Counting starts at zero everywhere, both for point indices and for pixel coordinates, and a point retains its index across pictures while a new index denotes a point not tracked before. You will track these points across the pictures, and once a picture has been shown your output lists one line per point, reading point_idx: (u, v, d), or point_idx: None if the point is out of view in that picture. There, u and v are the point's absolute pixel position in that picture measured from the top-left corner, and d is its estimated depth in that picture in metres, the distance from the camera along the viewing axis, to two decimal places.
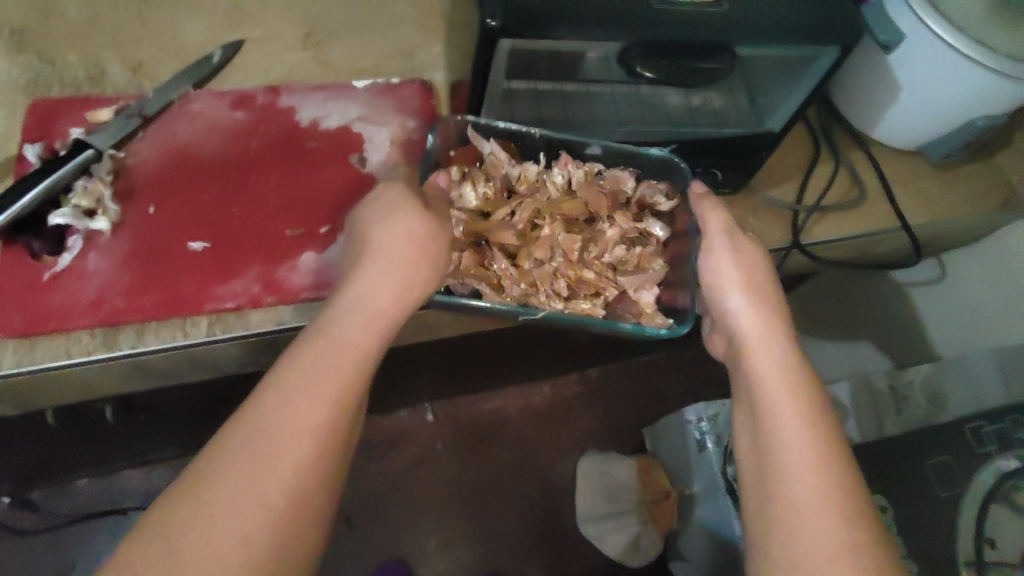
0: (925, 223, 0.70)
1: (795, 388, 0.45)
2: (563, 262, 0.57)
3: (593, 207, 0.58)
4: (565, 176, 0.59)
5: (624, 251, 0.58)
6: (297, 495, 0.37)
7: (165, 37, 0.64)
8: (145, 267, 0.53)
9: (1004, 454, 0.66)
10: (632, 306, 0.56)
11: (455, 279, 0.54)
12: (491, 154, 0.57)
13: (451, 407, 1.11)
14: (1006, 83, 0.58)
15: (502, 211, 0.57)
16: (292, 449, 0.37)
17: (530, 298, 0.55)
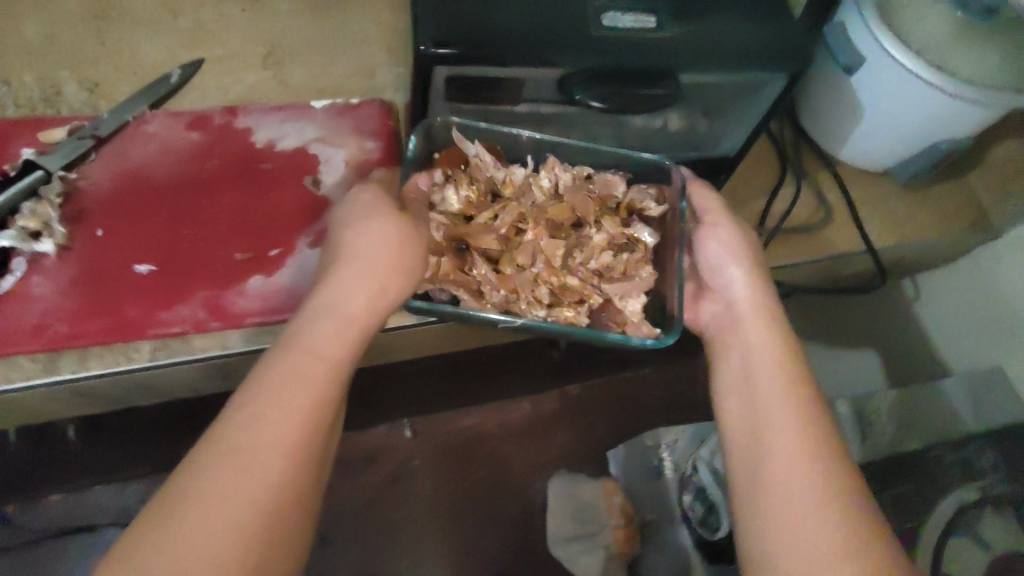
0: (891, 245, 0.68)
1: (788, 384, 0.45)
2: (545, 268, 0.51)
3: (580, 211, 0.53)
4: (552, 180, 0.54)
5: (610, 257, 0.53)
6: (283, 497, 0.36)
7: (123, 56, 0.63)
8: (91, 291, 0.53)
9: (968, 484, 0.66)
10: (617, 314, 0.51)
11: (434, 285, 0.50)
12: (476, 157, 0.53)
13: (429, 423, 1.04)
14: (962, 106, 0.58)
15: (484, 214, 0.52)
16: (269, 466, 0.36)
17: (510, 306, 0.50)
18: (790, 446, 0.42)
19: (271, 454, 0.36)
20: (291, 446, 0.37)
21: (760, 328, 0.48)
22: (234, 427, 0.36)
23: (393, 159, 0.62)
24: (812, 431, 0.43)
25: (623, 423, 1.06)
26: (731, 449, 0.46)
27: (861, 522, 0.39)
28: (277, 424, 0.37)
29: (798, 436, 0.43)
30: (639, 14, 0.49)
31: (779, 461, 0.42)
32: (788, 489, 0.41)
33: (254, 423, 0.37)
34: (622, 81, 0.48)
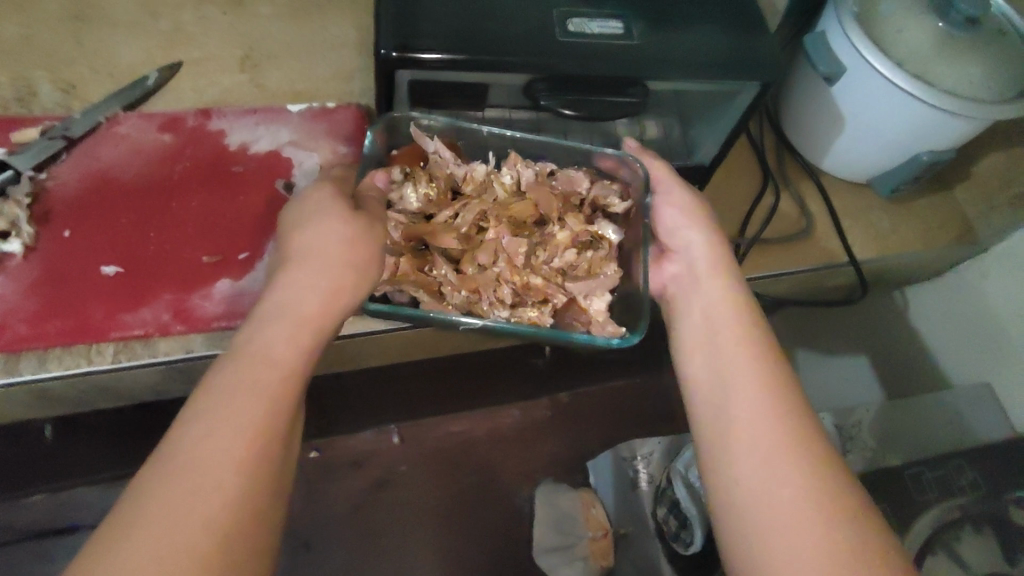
0: (874, 258, 0.67)
1: (755, 363, 0.44)
2: (506, 267, 0.50)
3: (543, 207, 0.52)
4: (514, 176, 0.53)
5: (575, 255, 0.52)
6: (243, 501, 0.34)
7: (100, 58, 0.63)
8: (54, 293, 0.53)
9: (945, 502, 0.64)
10: (582, 314, 0.49)
11: (392, 286, 0.48)
12: (436, 154, 0.52)
13: (417, 428, 1.04)
14: (943, 117, 0.57)
15: (445, 212, 0.51)
16: (219, 486, 0.34)
17: (472, 306, 0.49)
18: (758, 418, 0.41)
19: (227, 457, 0.34)
20: (248, 445, 0.35)
21: (720, 290, 0.48)
22: (188, 435, 0.35)
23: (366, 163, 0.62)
24: (776, 396, 0.42)
25: (613, 432, 1.06)
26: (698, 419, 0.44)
27: (845, 508, 0.37)
28: (231, 428, 0.35)
29: (766, 406, 0.42)
30: (607, 21, 0.48)
31: (748, 431, 0.41)
32: (759, 463, 0.40)
33: (208, 427, 0.35)
34: (590, 91, 0.48)
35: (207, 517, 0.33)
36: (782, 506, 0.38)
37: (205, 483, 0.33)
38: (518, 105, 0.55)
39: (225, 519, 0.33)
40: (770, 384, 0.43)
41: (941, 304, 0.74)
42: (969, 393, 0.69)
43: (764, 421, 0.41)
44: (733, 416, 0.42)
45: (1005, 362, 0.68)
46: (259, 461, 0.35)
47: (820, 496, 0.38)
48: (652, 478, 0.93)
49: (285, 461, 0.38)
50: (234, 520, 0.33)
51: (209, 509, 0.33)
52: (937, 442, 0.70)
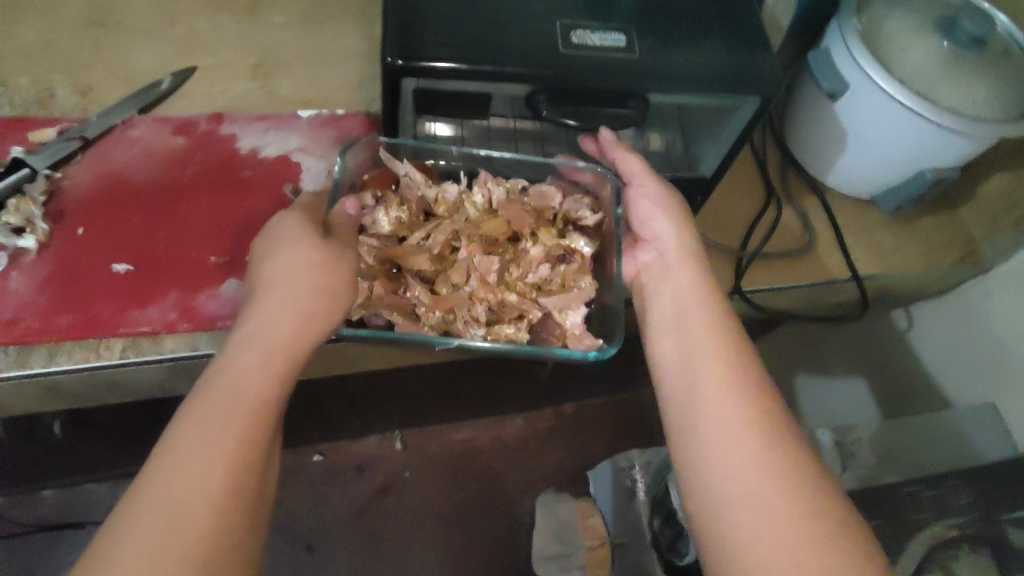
0: (877, 275, 0.66)
1: (724, 363, 0.44)
2: (479, 285, 0.50)
3: (515, 224, 0.53)
4: (485, 195, 0.54)
5: (548, 270, 0.52)
6: (227, 518, 0.35)
7: (118, 63, 0.65)
8: (65, 289, 0.54)
9: (943, 521, 0.64)
10: (557, 328, 0.49)
11: (368, 310, 0.48)
12: (406, 176, 0.54)
13: (421, 436, 1.07)
14: (948, 135, 0.57)
15: (416, 235, 0.52)
16: (193, 518, 0.34)
17: (448, 326, 0.49)
18: (725, 403, 0.42)
19: (209, 479, 0.36)
20: (230, 465, 0.37)
21: (688, 277, 0.50)
22: (172, 460, 0.36)
23: None
24: (740, 379, 0.44)
25: (616, 443, 1.07)
26: (667, 406, 0.45)
27: (817, 509, 0.38)
28: (213, 447, 0.37)
29: (732, 389, 0.43)
30: (608, 33, 0.49)
31: (716, 415, 0.42)
32: (727, 446, 0.41)
33: (188, 452, 0.36)
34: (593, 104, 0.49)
35: (193, 538, 0.34)
36: (752, 487, 0.39)
37: (190, 503, 0.35)
38: (518, 116, 0.56)
39: (208, 541, 0.34)
40: (735, 367, 0.44)
41: (947, 325, 0.73)
42: (967, 413, 0.68)
43: (731, 404, 0.42)
44: (701, 400, 0.43)
45: (1009, 384, 0.67)
46: (235, 488, 0.36)
47: (788, 477, 0.39)
48: (649, 489, 0.92)
49: (267, 476, 0.39)
50: (219, 539, 0.35)
51: (194, 533, 0.34)
52: (939, 463, 0.69)
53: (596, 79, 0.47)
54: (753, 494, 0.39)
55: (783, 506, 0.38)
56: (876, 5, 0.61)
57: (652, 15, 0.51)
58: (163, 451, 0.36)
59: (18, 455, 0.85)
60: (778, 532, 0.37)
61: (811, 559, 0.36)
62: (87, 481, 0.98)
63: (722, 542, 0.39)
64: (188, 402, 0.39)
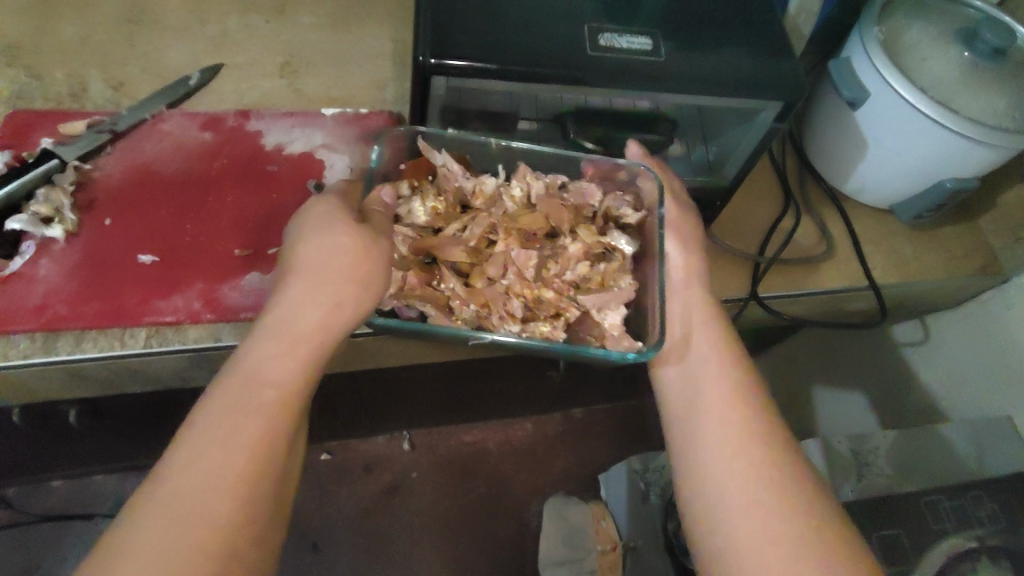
0: (894, 284, 0.66)
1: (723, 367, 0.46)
2: (516, 280, 0.50)
3: (554, 220, 0.53)
4: (524, 189, 0.54)
5: (587, 268, 0.51)
6: (245, 512, 0.35)
7: (149, 59, 0.66)
8: (92, 277, 0.55)
9: (962, 532, 0.64)
10: (594, 328, 0.49)
11: (400, 301, 0.48)
12: (443, 166, 0.53)
13: (430, 436, 1.08)
14: (970, 145, 0.57)
15: (452, 226, 0.52)
16: (215, 509, 0.35)
17: (482, 321, 0.49)
18: (725, 420, 0.44)
19: (229, 471, 0.36)
20: (250, 455, 0.37)
21: (691, 292, 0.51)
22: (190, 452, 0.36)
23: None
24: (740, 395, 0.45)
25: (622, 450, 1.09)
26: (670, 424, 0.46)
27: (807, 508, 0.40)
28: (235, 437, 0.37)
29: (732, 406, 0.44)
30: (635, 36, 0.50)
31: (716, 433, 0.44)
32: (728, 461, 0.42)
33: (208, 442, 0.37)
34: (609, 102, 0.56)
35: (210, 531, 0.34)
36: (753, 504, 0.40)
37: (207, 495, 0.35)
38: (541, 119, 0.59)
39: (226, 534, 0.34)
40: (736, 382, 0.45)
41: (962, 337, 0.73)
42: (986, 424, 0.68)
43: (732, 421, 0.44)
44: (704, 417, 0.44)
45: None
46: (258, 480, 0.37)
47: (780, 476, 0.41)
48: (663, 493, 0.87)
49: (290, 470, 0.40)
50: (235, 532, 0.35)
51: (210, 526, 0.34)
52: (955, 470, 0.68)
53: (621, 82, 0.48)
54: (754, 512, 0.40)
55: (782, 523, 0.39)
56: (897, 14, 0.62)
57: (677, 19, 0.52)
58: (182, 442, 0.37)
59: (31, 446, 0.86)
60: (767, 531, 0.39)
61: (797, 553, 0.38)
62: (96, 474, 0.99)
63: (715, 537, 0.41)
64: (208, 391, 0.39)
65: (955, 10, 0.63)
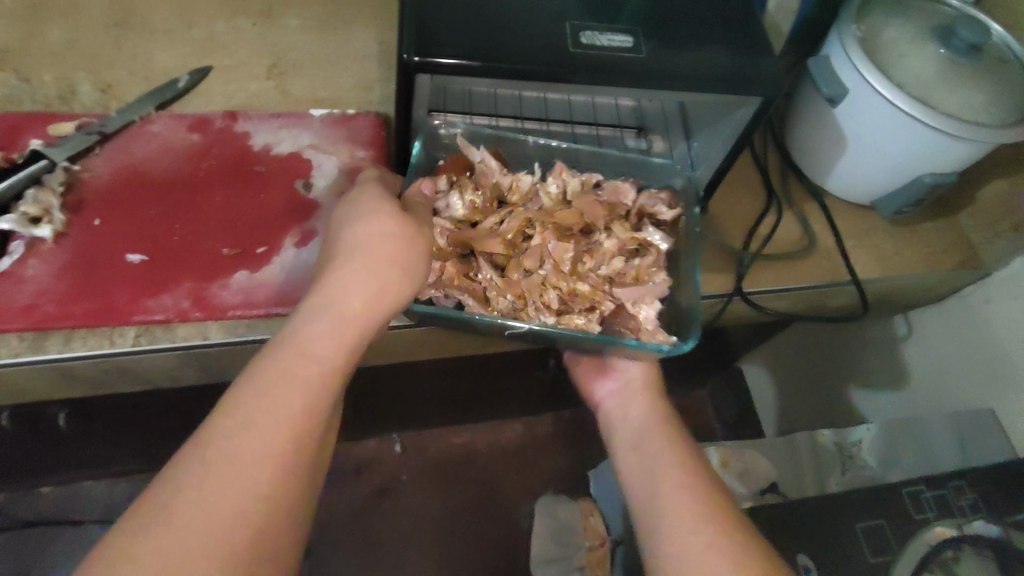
0: (876, 279, 0.68)
1: (668, 441, 0.52)
2: (553, 272, 0.54)
3: (588, 217, 0.57)
4: (559, 185, 0.58)
5: (622, 263, 0.56)
6: (281, 485, 0.36)
7: (138, 62, 0.67)
8: (81, 277, 0.55)
9: (945, 520, 0.61)
10: (630, 320, 0.53)
11: (437, 291, 0.53)
12: (481, 162, 0.57)
13: (421, 438, 1.09)
14: (948, 140, 0.58)
15: (490, 219, 0.56)
16: (251, 479, 0.35)
17: (518, 311, 0.53)
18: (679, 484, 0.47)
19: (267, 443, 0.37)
20: (288, 430, 0.37)
21: (643, 399, 0.56)
22: (235, 419, 0.37)
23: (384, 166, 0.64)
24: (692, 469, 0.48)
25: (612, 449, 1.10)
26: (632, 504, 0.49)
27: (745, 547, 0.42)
28: (278, 410, 0.38)
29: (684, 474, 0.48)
30: (616, 35, 0.51)
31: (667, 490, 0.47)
32: (679, 516, 0.45)
33: (250, 413, 0.37)
34: (591, 111, 0.63)
35: (248, 502, 0.35)
36: (708, 564, 0.42)
37: (247, 466, 0.36)
38: (522, 115, 0.62)
39: (262, 506, 0.35)
40: (687, 462, 0.49)
41: (944, 332, 0.74)
42: (969, 417, 0.69)
43: (685, 491, 0.46)
44: (657, 482, 0.48)
45: (1013, 388, 0.67)
46: (295, 453, 0.37)
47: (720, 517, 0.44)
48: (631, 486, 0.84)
49: (320, 459, 0.40)
50: (271, 504, 0.35)
51: (250, 495, 0.35)
52: (944, 459, 0.71)
53: (603, 78, 0.49)
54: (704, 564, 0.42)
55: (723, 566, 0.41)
56: (876, 13, 0.63)
57: (659, 17, 0.53)
58: (225, 408, 0.38)
59: (21, 451, 0.86)
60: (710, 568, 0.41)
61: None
62: (85, 479, 0.99)
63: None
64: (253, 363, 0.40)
65: (933, 8, 0.64)
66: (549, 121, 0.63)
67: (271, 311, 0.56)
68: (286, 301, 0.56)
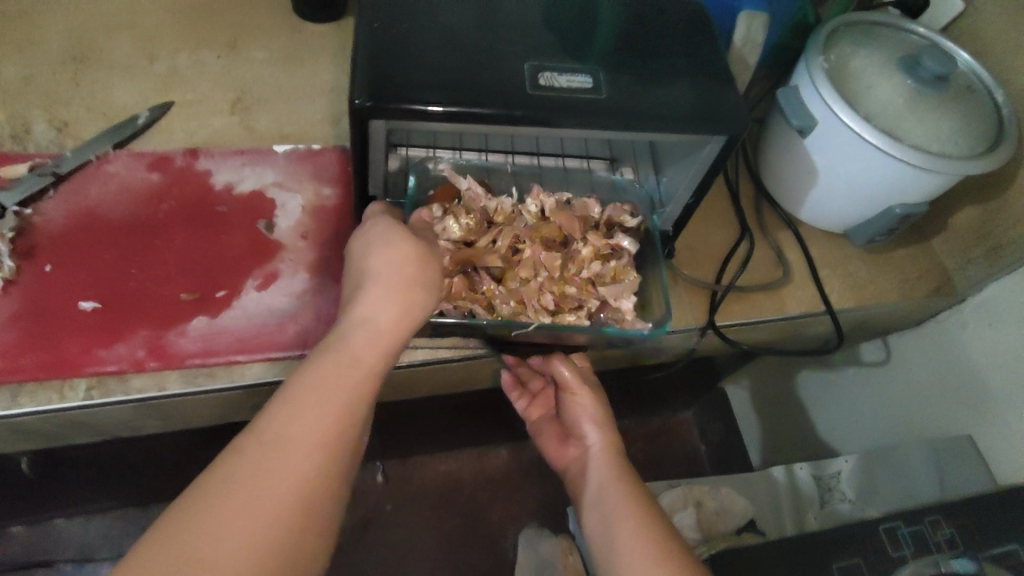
0: (851, 309, 0.67)
1: (626, 494, 0.51)
2: (546, 278, 0.56)
3: (567, 230, 0.57)
4: (538, 205, 0.58)
5: (600, 266, 0.57)
6: (305, 504, 0.35)
7: (97, 99, 0.65)
8: (31, 327, 0.53)
9: (922, 557, 0.59)
10: (615, 313, 0.55)
11: (450, 303, 0.54)
12: (470, 190, 0.57)
13: (404, 468, 1.07)
14: (914, 171, 0.57)
15: (484, 240, 0.55)
16: (298, 470, 0.35)
17: (518, 316, 0.54)
18: (638, 546, 0.46)
19: (315, 438, 0.36)
20: (316, 448, 0.36)
21: (603, 462, 0.55)
22: (265, 435, 0.36)
23: (350, 204, 0.63)
24: (651, 534, 0.47)
25: None
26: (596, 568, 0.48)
27: None
28: (313, 422, 0.37)
29: (642, 535, 0.47)
30: (575, 75, 0.50)
31: (626, 552, 0.46)
32: None
33: (302, 405, 0.37)
34: (559, 145, 0.59)
35: (272, 521, 0.34)
36: None
37: (273, 483, 0.35)
38: (485, 149, 0.60)
39: (299, 513, 0.35)
40: (646, 517, 0.48)
41: (921, 358, 0.74)
42: (948, 445, 0.68)
43: (649, 565, 0.45)
44: (617, 543, 0.47)
45: (990, 416, 0.66)
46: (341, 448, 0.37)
47: None
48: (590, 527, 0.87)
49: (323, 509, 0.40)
50: (301, 516, 0.35)
51: (289, 492, 0.35)
52: (921, 492, 0.70)
53: (564, 119, 0.48)
54: None
55: None
56: (842, 43, 0.63)
57: (621, 55, 0.52)
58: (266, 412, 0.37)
59: None
60: None
61: None
62: (57, 519, 0.96)
63: None
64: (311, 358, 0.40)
65: (900, 36, 0.64)
66: (513, 155, 0.61)
67: (232, 358, 0.54)
68: (247, 348, 0.54)
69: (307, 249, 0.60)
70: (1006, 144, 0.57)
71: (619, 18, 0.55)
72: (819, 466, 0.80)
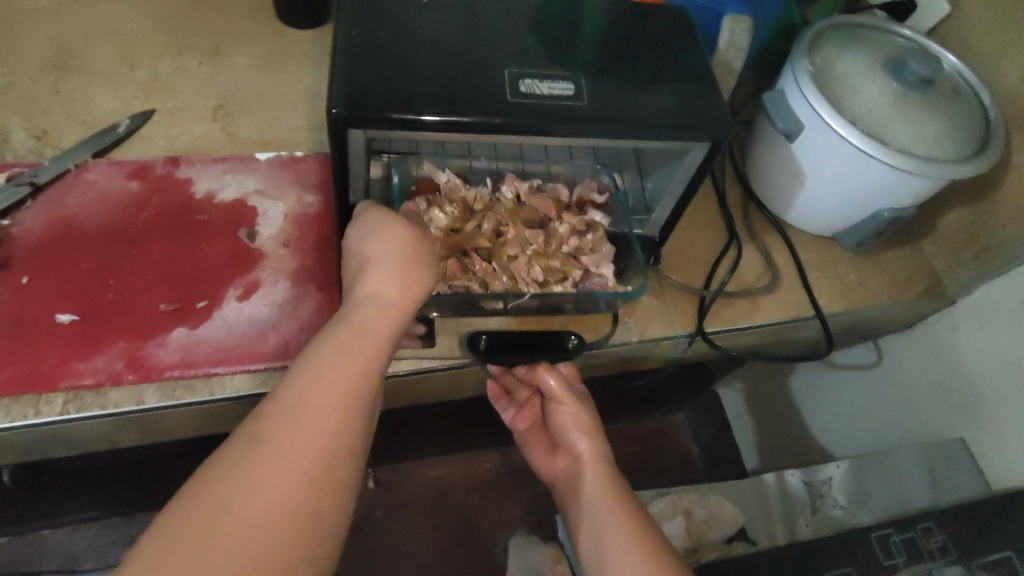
0: (840, 312, 0.66)
1: (616, 504, 0.50)
2: (534, 254, 0.56)
3: (541, 211, 0.58)
4: (513, 192, 0.58)
5: (577, 241, 0.58)
6: (310, 497, 0.34)
7: (77, 106, 0.65)
8: (6, 340, 0.52)
9: (913, 566, 0.59)
10: (599, 278, 0.56)
11: (446, 284, 0.54)
12: (449, 182, 0.57)
13: (395, 474, 1.06)
14: (901, 175, 0.57)
15: (471, 224, 0.56)
16: (305, 453, 0.35)
17: (511, 288, 0.55)
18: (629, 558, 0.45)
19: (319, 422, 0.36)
20: (318, 434, 0.36)
21: (593, 472, 0.54)
22: (266, 430, 0.35)
23: (331, 211, 0.62)
24: (642, 545, 0.46)
25: None
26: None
27: None
28: (319, 405, 0.37)
29: (631, 547, 0.46)
30: (558, 82, 0.49)
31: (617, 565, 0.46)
32: None
33: (305, 391, 0.37)
34: (545, 151, 0.58)
35: (277, 508, 0.33)
36: None
37: (277, 472, 0.34)
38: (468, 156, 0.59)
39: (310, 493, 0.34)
40: (635, 527, 0.48)
41: (912, 360, 0.74)
42: (942, 448, 0.68)
43: None
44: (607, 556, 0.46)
45: (981, 419, 0.66)
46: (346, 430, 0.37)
47: None
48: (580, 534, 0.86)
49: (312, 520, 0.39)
50: (310, 496, 0.34)
51: (297, 473, 0.34)
52: (916, 496, 0.70)
53: (547, 127, 0.47)
54: None
55: None
56: (828, 46, 0.62)
57: (604, 60, 0.52)
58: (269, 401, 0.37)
59: None
60: None
61: None
62: (43, 529, 0.95)
63: None
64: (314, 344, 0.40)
65: (886, 38, 0.64)
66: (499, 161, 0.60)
67: (211, 371, 0.53)
68: (226, 360, 0.54)
69: (289, 258, 0.59)
70: (992, 147, 0.57)
71: (602, 25, 0.54)
72: (810, 472, 0.79)
